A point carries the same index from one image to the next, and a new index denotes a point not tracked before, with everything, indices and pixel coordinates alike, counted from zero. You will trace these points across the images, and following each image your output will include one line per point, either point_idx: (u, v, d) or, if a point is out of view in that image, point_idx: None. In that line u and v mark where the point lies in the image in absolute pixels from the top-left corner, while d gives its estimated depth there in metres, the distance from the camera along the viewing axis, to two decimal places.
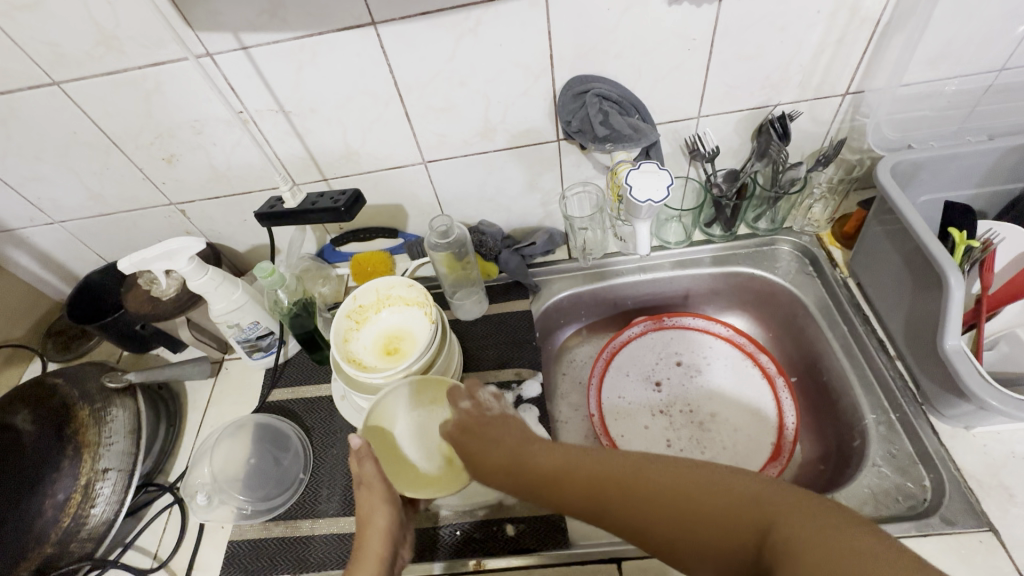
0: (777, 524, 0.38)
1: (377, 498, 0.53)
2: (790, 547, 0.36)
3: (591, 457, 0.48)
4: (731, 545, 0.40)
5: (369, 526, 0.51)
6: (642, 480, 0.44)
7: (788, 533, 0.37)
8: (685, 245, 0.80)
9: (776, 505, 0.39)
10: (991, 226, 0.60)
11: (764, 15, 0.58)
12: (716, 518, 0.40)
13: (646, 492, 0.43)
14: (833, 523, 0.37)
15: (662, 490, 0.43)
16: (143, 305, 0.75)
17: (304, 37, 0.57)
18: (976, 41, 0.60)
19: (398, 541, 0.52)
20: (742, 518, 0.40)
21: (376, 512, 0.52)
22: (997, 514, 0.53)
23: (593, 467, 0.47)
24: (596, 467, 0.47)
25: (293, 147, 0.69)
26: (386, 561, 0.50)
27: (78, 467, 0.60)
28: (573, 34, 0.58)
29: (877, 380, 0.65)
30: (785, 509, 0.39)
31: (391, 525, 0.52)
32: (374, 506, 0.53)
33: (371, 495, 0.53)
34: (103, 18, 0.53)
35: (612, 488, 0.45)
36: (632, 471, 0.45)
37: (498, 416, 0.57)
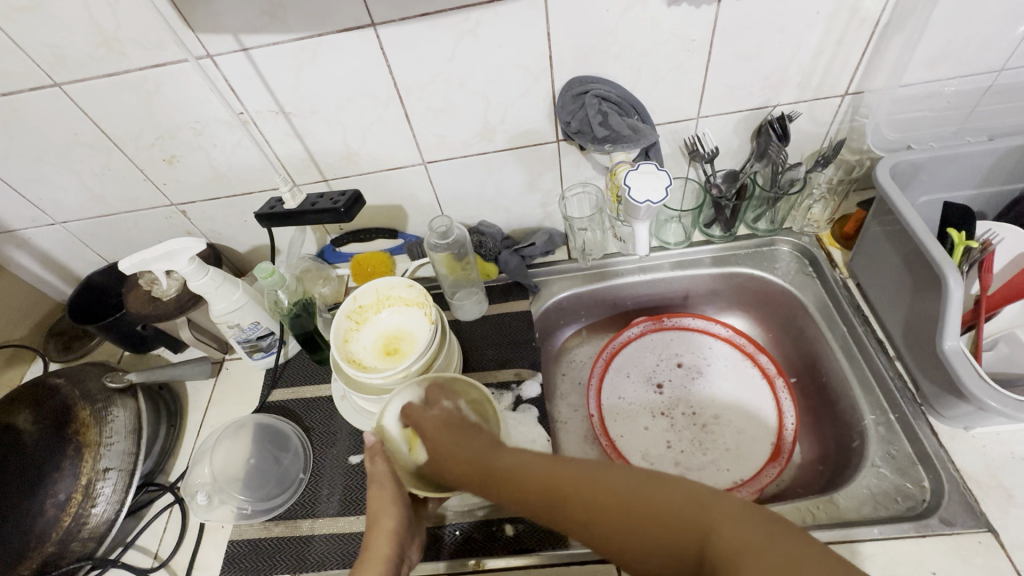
0: (716, 531, 0.36)
1: (386, 497, 0.54)
2: (729, 554, 0.35)
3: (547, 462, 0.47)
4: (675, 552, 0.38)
5: (378, 523, 0.52)
6: (595, 488, 0.42)
7: (726, 543, 0.35)
8: (685, 246, 0.80)
9: (716, 508, 0.38)
10: (990, 227, 0.60)
11: (764, 16, 0.58)
12: (656, 524, 0.39)
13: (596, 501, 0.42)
14: (775, 530, 0.35)
15: (613, 498, 0.41)
16: (144, 305, 0.75)
17: (304, 39, 0.57)
18: (975, 42, 0.60)
19: (405, 542, 0.52)
20: (682, 526, 0.38)
21: (384, 511, 0.53)
22: (996, 514, 0.53)
23: (548, 473, 0.45)
24: (551, 473, 0.45)
25: (294, 148, 0.70)
26: (391, 560, 0.50)
27: (79, 467, 0.60)
28: (572, 35, 0.59)
29: (877, 381, 0.65)
30: (726, 516, 0.37)
31: (399, 525, 0.52)
32: (383, 502, 0.54)
33: (382, 493, 0.54)
34: (103, 19, 0.54)
35: (566, 495, 0.43)
36: (587, 480, 0.43)
37: (475, 423, 0.57)
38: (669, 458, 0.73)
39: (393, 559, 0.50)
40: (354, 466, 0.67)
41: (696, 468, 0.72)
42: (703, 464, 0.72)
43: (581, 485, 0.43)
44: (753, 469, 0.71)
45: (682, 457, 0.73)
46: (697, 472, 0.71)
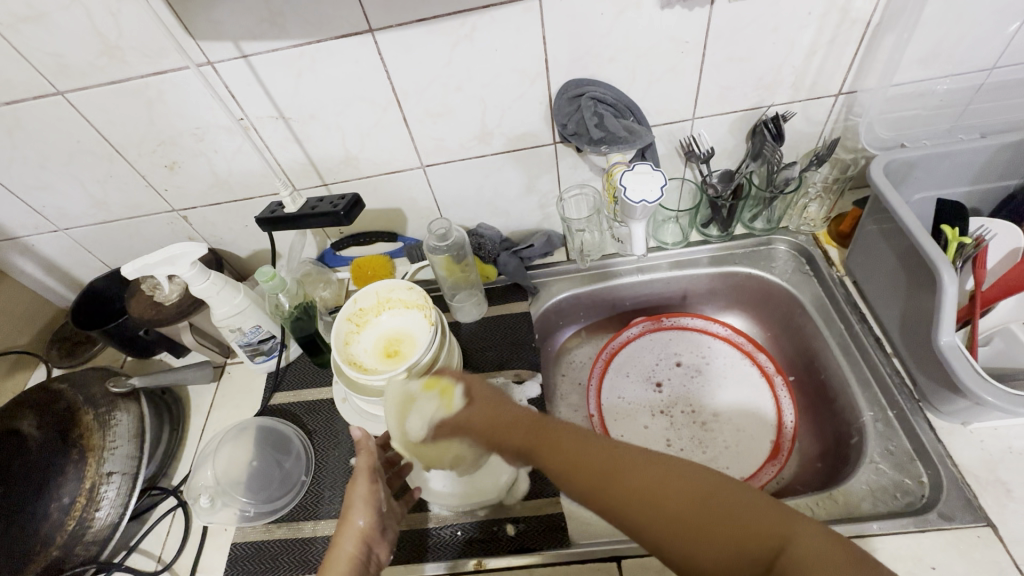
0: (787, 539, 0.38)
1: (362, 489, 0.54)
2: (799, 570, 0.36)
3: (602, 444, 0.48)
4: (742, 559, 0.38)
5: (350, 514, 0.53)
6: (656, 478, 0.43)
7: (802, 551, 0.36)
8: (682, 245, 0.81)
9: (783, 518, 0.39)
10: (982, 224, 0.61)
11: (756, 18, 0.59)
12: (722, 529, 0.39)
13: (659, 493, 0.42)
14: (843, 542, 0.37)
15: (679, 495, 0.42)
16: (146, 310, 0.74)
17: (303, 45, 0.58)
18: (965, 42, 0.60)
19: (374, 541, 0.53)
20: (752, 532, 0.39)
21: (357, 509, 0.53)
22: (994, 509, 0.53)
23: (612, 455, 0.46)
24: (612, 456, 0.46)
25: (294, 153, 0.70)
26: (358, 556, 0.50)
27: (83, 471, 0.61)
28: (567, 39, 0.59)
29: (874, 377, 0.65)
30: (796, 533, 0.38)
31: (371, 519, 0.53)
32: (357, 500, 0.54)
33: (356, 490, 0.54)
34: (105, 28, 0.54)
35: (626, 481, 0.44)
36: (648, 469, 0.44)
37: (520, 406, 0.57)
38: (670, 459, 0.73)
39: (363, 554, 0.51)
40: (355, 468, 0.68)
41: None
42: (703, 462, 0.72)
43: (644, 472, 0.44)
44: (752, 467, 0.71)
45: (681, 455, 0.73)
46: None
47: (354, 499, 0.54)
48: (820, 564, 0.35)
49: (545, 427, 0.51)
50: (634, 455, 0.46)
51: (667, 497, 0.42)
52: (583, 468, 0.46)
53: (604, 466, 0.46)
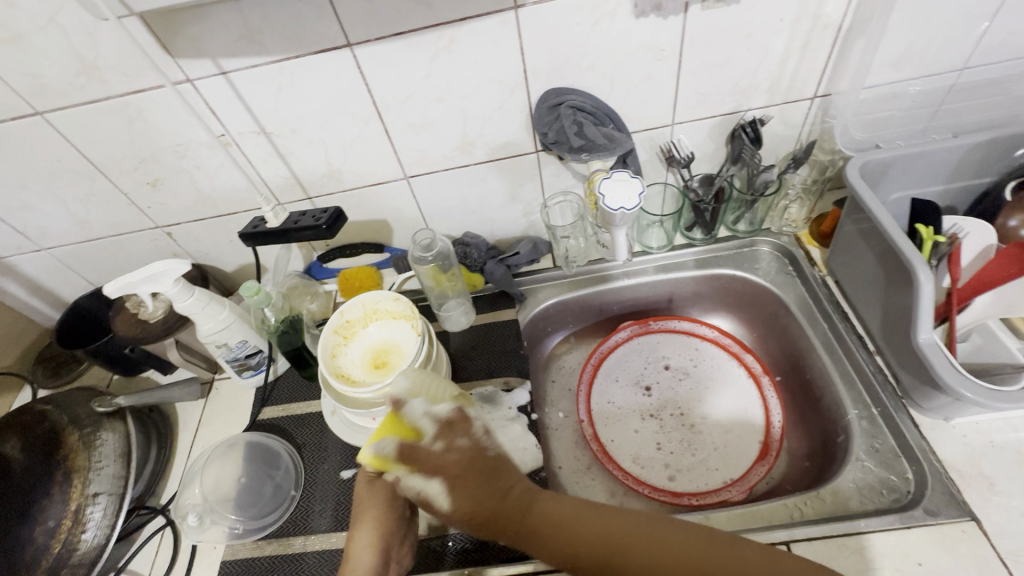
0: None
1: (377, 501, 0.54)
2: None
3: (598, 515, 0.45)
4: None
5: (364, 526, 0.53)
6: (658, 545, 0.42)
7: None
8: (668, 249, 0.81)
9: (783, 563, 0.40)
10: (955, 221, 0.62)
11: (728, 25, 0.60)
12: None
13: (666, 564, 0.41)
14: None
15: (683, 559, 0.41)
16: (132, 327, 0.76)
17: (281, 61, 0.58)
18: (934, 42, 0.62)
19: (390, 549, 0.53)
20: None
21: (375, 514, 0.54)
22: (979, 503, 0.54)
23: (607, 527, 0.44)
24: (607, 528, 0.44)
25: (277, 168, 0.71)
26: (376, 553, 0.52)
27: (68, 493, 0.60)
28: (544, 50, 0.60)
29: (859, 375, 0.66)
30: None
31: (387, 524, 0.53)
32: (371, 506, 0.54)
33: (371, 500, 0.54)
34: (83, 48, 0.55)
35: (629, 554, 0.42)
36: (652, 541, 0.42)
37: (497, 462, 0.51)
38: (659, 460, 0.74)
39: (381, 557, 0.52)
40: (345, 481, 0.67)
41: (686, 469, 0.73)
42: (692, 463, 0.73)
43: (644, 538, 0.43)
44: (742, 467, 0.72)
45: (671, 458, 0.74)
46: (686, 472, 0.72)
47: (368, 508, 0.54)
48: None
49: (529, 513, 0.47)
50: (625, 524, 0.44)
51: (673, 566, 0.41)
52: (585, 547, 0.43)
53: (599, 540, 0.43)
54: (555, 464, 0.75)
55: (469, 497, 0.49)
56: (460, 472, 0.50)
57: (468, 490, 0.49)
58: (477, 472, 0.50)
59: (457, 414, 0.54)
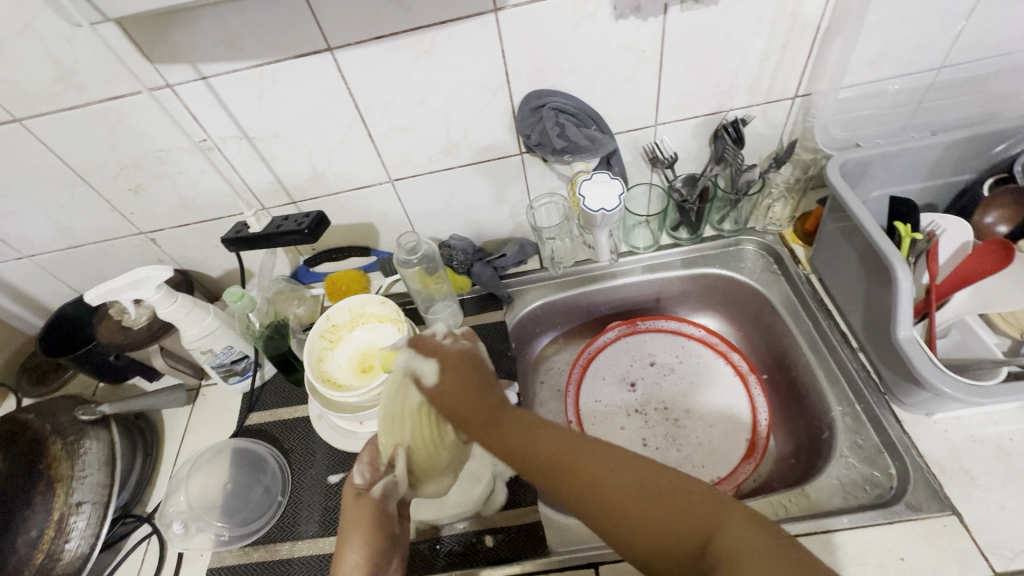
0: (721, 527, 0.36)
1: (367, 511, 0.52)
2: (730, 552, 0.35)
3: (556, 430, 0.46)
4: (675, 547, 0.37)
5: (355, 535, 0.50)
6: (598, 468, 0.42)
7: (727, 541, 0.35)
8: (654, 249, 0.82)
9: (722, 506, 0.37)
10: (933, 219, 0.63)
11: (708, 27, 0.60)
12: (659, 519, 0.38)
13: (600, 480, 0.41)
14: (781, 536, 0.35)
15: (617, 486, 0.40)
16: (116, 334, 0.75)
17: (262, 65, 0.58)
18: (912, 41, 0.62)
19: (382, 562, 0.50)
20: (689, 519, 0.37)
21: (363, 525, 0.51)
22: (960, 497, 0.54)
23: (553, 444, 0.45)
24: (561, 440, 0.45)
25: (261, 173, 0.70)
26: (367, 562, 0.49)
27: (51, 502, 0.60)
28: (525, 53, 0.60)
29: (842, 371, 0.67)
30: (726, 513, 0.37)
31: (380, 534, 0.51)
32: (359, 514, 0.52)
33: (359, 510, 0.52)
34: (60, 54, 0.54)
35: (571, 467, 0.43)
36: (594, 459, 0.42)
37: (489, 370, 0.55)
38: (646, 458, 0.74)
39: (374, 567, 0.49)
40: (333, 486, 0.67)
41: (673, 466, 0.73)
42: (679, 460, 0.73)
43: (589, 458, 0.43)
44: (729, 464, 0.72)
45: (657, 455, 0.74)
46: (673, 470, 0.73)
47: (357, 518, 0.51)
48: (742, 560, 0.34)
49: (495, 412, 0.50)
50: (578, 442, 0.44)
51: (607, 485, 0.41)
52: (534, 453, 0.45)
53: (548, 448, 0.45)
54: None
55: (452, 382, 0.53)
56: (456, 360, 0.54)
57: (445, 380, 0.53)
58: (467, 365, 0.54)
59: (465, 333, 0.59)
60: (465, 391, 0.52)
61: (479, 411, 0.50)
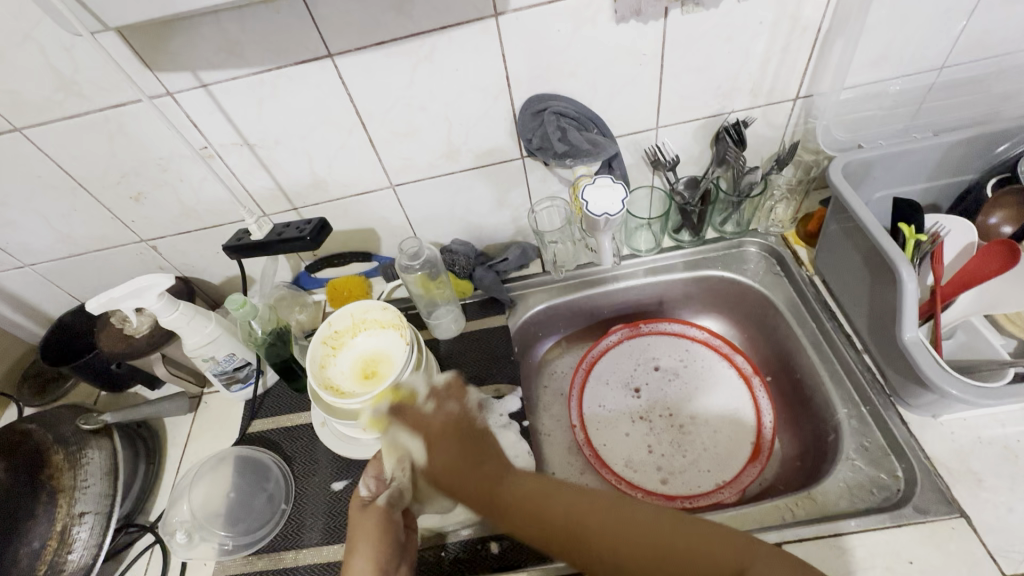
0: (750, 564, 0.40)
1: (373, 521, 0.52)
2: None
3: (567, 495, 0.48)
4: None
5: (363, 542, 0.50)
6: (614, 523, 0.45)
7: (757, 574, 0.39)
8: (656, 252, 0.81)
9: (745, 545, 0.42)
10: (937, 220, 0.63)
11: (708, 29, 0.60)
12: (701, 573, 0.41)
13: (632, 544, 0.44)
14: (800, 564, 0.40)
15: (642, 542, 0.44)
16: (117, 343, 0.75)
17: (262, 72, 0.58)
18: (914, 41, 0.62)
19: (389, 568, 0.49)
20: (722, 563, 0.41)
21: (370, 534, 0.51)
22: (967, 499, 0.54)
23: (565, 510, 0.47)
24: (577, 509, 0.47)
25: (262, 180, 0.70)
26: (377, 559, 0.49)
27: (53, 513, 0.59)
28: (526, 57, 0.60)
29: (847, 374, 0.66)
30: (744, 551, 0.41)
31: (388, 540, 0.51)
32: (366, 523, 0.52)
33: (364, 520, 0.52)
34: (61, 64, 0.54)
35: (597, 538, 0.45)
36: (610, 518, 0.46)
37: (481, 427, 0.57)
38: (652, 463, 0.74)
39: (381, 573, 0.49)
40: (336, 493, 0.67)
41: (679, 471, 0.73)
42: (684, 466, 0.73)
43: (615, 521, 0.45)
44: (735, 468, 0.72)
45: (663, 460, 0.74)
46: (679, 475, 0.72)
47: (364, 528, 0.52)
48: None
49: (497, 485, 0.51)
50: (589, 500, 0.48)
51: (643, 550, 0.43)
52: (558, 533, 0.47)
53: (571, 525, 0.46)
54: (548, 469, 0.75)
55: (446, 452, 0.54)
56: (442, 431, 0.55)
57: (442, 457, 0.54)
58: (458, 425, 0.56)
59: (453, 382, 0.61)
60: (468, 464, 0.53)
61: (487, 490, 0.51)
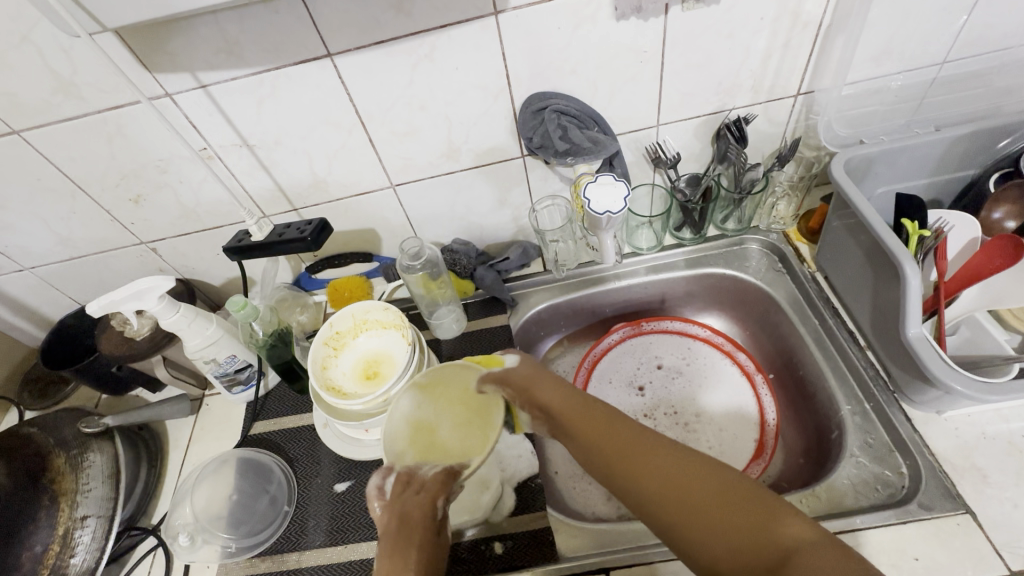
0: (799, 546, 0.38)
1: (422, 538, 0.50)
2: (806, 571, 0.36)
3: (640, 434, 0.50)
4: (743, 552, 0.39)
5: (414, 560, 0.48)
6: (666, 471, 0.46)
7: (803, 563, 0.37)
8: (657, 250, 0.81)
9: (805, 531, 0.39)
10: (940, 215, 0.62)
11: (708, 26, 0.60)
12: (733, 538, 0.40)
13: (681, 489, 0.44)
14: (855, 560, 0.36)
15: (691, 491, 0.44)
16: (117, 345, 0.74)
17: (262, 72, 0.57)
18: (916, 36, 0.62)
19: None
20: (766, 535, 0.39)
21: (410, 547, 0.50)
22: (972, 496, 0.54)
23: (633, 442, 0.49)
24: (643, 445, 0.49)
25: (261, 181, 0.70)
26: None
27: (55, 517, 0.59)
28: (526, 55, 0.60)
29: (851, 371, 0.66)
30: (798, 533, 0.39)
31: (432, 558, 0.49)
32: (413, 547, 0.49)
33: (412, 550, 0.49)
34: (59, 66, 0.54)
35: (650, 472, 0.46)
36: (670, 464, 0.46)
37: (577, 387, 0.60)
38: None
39: None
40: (339, 494, 0.67)
41: None
42: None
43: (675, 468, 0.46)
44: (738, 466, 0.72)
45: None
46: None
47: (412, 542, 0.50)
48: None
49: (589, 408, 0.55)
50: (659, 446, 0.48)
51: (688, 498, 0.43)
52: (613, 455, 0.49)
53: (629, 451, 0.49)
54: (551, 468, 0.75)
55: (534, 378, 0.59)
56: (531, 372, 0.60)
57: (540, 381, 0.59)
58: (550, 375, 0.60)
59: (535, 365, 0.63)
60: (562, 388, 0.58)
61: (574, 406, 0.55)
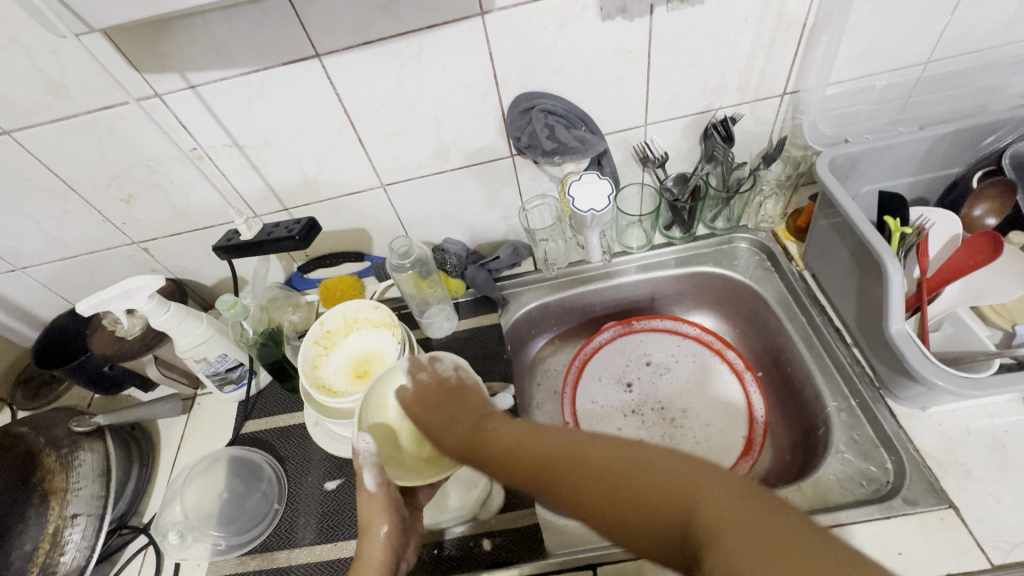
0: (695, 500, 0.33)
1: (378, 505, 0.52)
2: (707, 531, 0.31)
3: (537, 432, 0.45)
4: (655, 524, 0.34)
5: (370, 530, 0.51)
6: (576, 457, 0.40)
7: (702, 519, 0.32)
8: (647, 248, 0.82)
9: (708, 482, 0.34)
10: (922, 212, 0.64)
11: (693, 27, 0.60)
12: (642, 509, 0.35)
13: (580, 475, 0.39)
14: (761, 517, 0.31)
15: (596, 480, 0.38)
16: (108, 345, 0.75)
17: (250, 73, 0.58)
18: (899, 37, 0.63)
19: (400, 547, 0.51)
20: (663, 496, 0.35)
21: (377, 517, 0.51)
22: (957, 491, 0.54)
23: (535, 444, 0.44)
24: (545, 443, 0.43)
25: (252, 181, 0.70)
26: (388, 565, 0.50)
27: (45, 515, 0.59)
28: (513, 57, 0.61)
29: (836, 367, 0.67)
30: (705, 486, 0.34)
31: (396, 525, 0.52)
32: (373, 511, 0.52)
33: (367, 504, 0.52)
34: (48, 66, 0.54)
35: (546, 467, 0.41)
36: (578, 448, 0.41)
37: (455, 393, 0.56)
38: None
39: (393, 556, 0.50)
40: (329, 492, 0.67)
41: None
42: None
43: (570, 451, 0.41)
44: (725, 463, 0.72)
45: None
46: None
47: (369, 514, 0.52)
48: (718, 536, 0.30)
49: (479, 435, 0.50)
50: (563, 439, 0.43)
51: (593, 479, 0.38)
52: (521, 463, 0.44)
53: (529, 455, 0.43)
54: None
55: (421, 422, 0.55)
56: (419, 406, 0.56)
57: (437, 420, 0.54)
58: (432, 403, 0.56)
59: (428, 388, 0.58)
60: (453, 420, 0.53)
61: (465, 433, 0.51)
